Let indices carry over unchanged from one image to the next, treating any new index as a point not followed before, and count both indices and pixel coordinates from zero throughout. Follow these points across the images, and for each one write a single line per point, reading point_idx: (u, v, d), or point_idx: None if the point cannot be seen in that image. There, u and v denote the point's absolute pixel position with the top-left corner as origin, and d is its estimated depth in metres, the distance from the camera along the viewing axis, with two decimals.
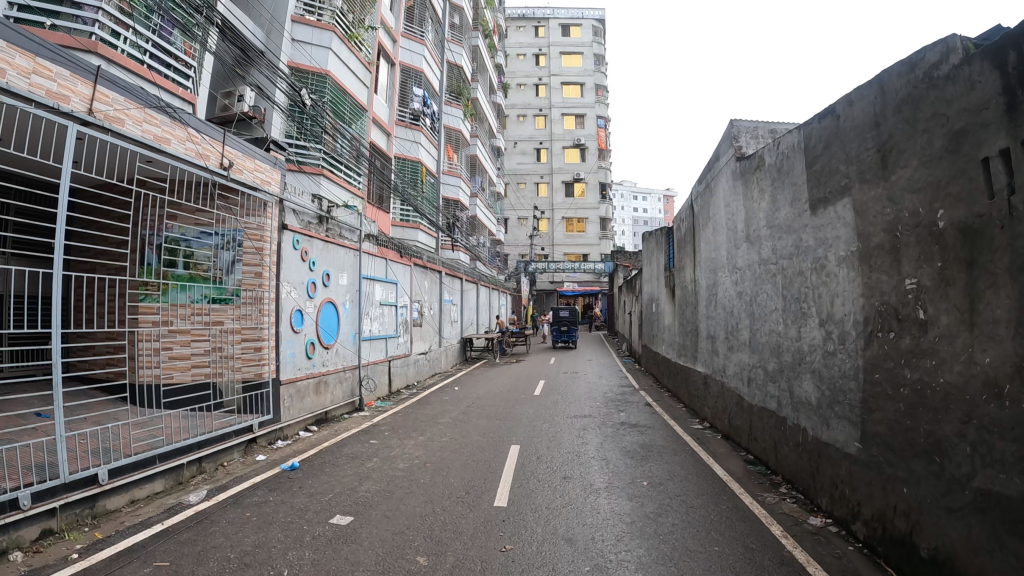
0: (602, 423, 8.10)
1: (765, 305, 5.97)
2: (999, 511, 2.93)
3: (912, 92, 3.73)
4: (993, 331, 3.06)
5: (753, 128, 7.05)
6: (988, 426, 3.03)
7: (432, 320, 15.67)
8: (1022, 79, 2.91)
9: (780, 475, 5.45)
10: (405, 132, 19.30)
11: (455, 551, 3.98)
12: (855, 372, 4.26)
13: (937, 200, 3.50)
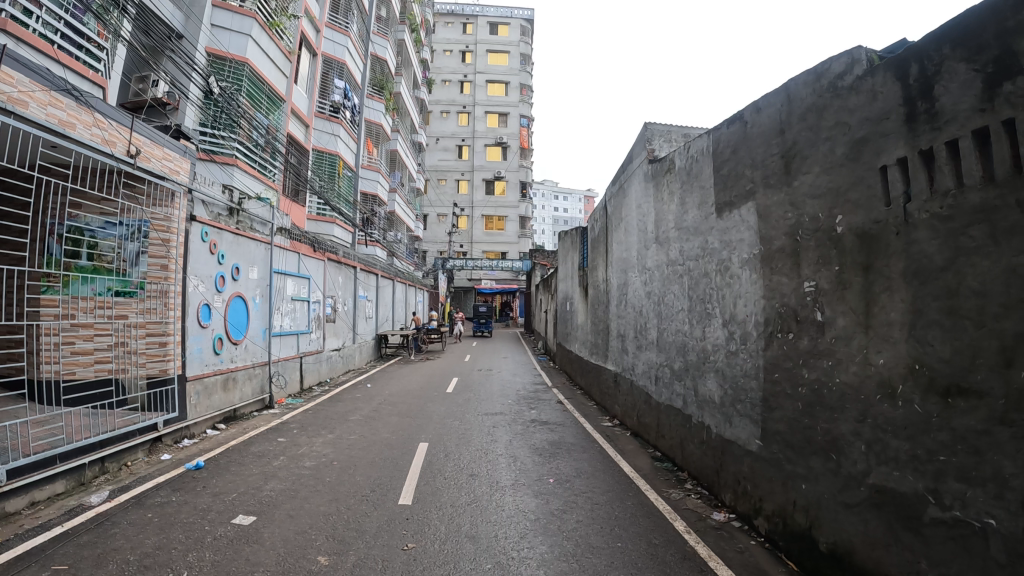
0: (512, 421, 8.11)
1: (672, 305, 6.10)
2: (894, 507, 3.06)
3: (816, 101, 3.87)
4: (888, 333, 3.20)
5: (666, 131, 7.20)
6: (882, 425, 3.17)
7: (346, 316, 15.38)
8: (923, 92, 3.05)
9: (685, 472, 5.58)
10: (324, 124, 18.90)
11: (357, 550, 3.90)
12: (756, 371, 4.39)
13: (837, 206, 3.64)
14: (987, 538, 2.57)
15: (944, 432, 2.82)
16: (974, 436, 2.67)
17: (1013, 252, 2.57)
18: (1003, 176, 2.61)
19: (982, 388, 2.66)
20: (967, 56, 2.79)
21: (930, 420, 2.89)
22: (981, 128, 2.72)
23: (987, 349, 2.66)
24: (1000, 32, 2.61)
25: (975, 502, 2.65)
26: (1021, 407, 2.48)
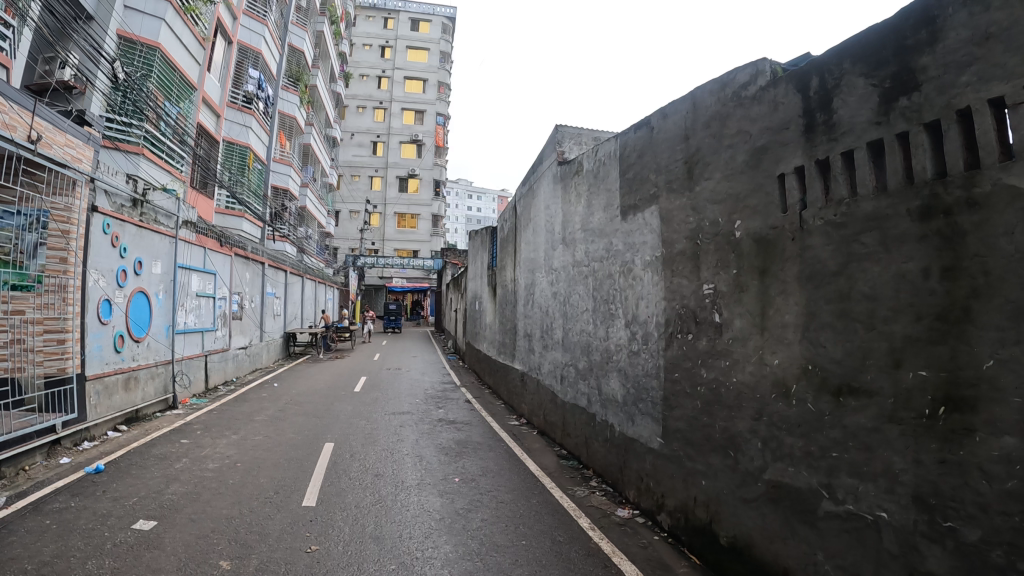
0: (419, 421, 8.06)
1: (578, 305, 6.18)
2: (790, 501, 3.19)
3: (718, 109, 4.00)
4: (782, 334, 3.34)
5: (577, 134, 7.28)
6: (777, 423, 3.30)
7: (253, 314, 14.96)
8: (822, 104, 3.18)
9: (590, 469, 5.67)
10: (235, 115, 18.34)
11: (260, 553, 3.80)
12: (657, 370, 4.51)
13: (736, 212, 3.77)
14: (880, 529, 2.71)
15: (836, 430, 2.95)
16: (865, 433, 2.81)
17: (902, 259, 2.71)
18: (895, 187, 2.76)
19: (872, 388, 2.80)
20: (865, 71, 2.93)
21: (823, 418, 3.03)
22: (876, 140, 2.87)
23: (876, 350, 2.80)
24: (898, 50, 2.76)
25: (867, 496, 2.78)
26: (909, 405, 2.63)
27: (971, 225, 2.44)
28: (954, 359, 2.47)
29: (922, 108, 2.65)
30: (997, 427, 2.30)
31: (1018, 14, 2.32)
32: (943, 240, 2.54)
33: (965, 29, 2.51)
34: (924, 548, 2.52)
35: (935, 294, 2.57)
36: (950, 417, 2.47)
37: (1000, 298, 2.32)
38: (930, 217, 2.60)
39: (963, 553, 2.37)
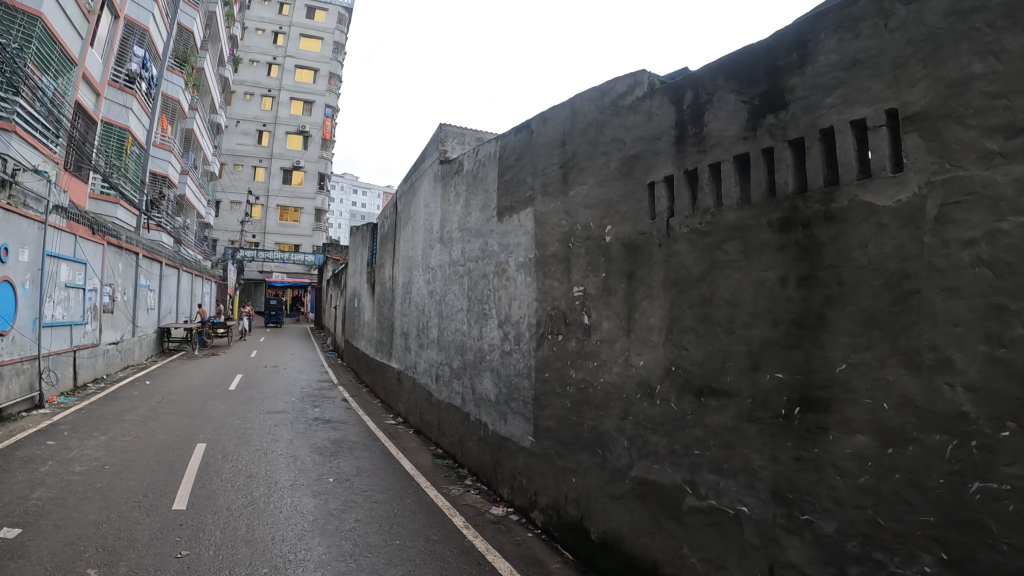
0: (293, 420, 7.87)
1: (452, 304, 6.19)
2: (656, 497, 3.30)
3: (595, 116, 4.07)
4: (647, 336, 3.46)
5: (460, 133, 7.20)
6: (643, 422, 3.42)
7: (125, 307, 14.20)
8: (693, 117, 3.30)
9: (465, 468, 5.70)
10: (117, 94, 17.38)
11: (128, 560, 3.62)
12: (528, 370, 4.57)
13: (607, 216, 3.88)
14: (741, 523, 2.84)
15: (698, 428, 3.08)
16: (725, 432, 2.95)
17: (762, 267, 2.85)
18: (758, 199, 2.90)
19: (731, 389, 2.94)
20: (737, 88, 3.05)
21: (685, 417, 3.15)
22: (743, 154, 3.01)
23: (736, 353, 2.94)
24: (769, 69, 2.88)
25: (728, 492, 2.91)
26: (766, 405, 2.78)
27: (828, 237, 2.60)
28: (808, 362, 2.64)
29: (788, 126, 2.80)
30: (850, 426, 2.47)
31: (885, 44, 2.47)
32: (801, 250, 2.70)
33: (833, 54, 2.64)
34: (783, 540, 2.66)
35: (791, 301, 2.72)
36: (805, 416, 2.62)
37: (853, 306, 2.50)
38: (790, 228, 2.76)
39: (820, 543, 2.53)
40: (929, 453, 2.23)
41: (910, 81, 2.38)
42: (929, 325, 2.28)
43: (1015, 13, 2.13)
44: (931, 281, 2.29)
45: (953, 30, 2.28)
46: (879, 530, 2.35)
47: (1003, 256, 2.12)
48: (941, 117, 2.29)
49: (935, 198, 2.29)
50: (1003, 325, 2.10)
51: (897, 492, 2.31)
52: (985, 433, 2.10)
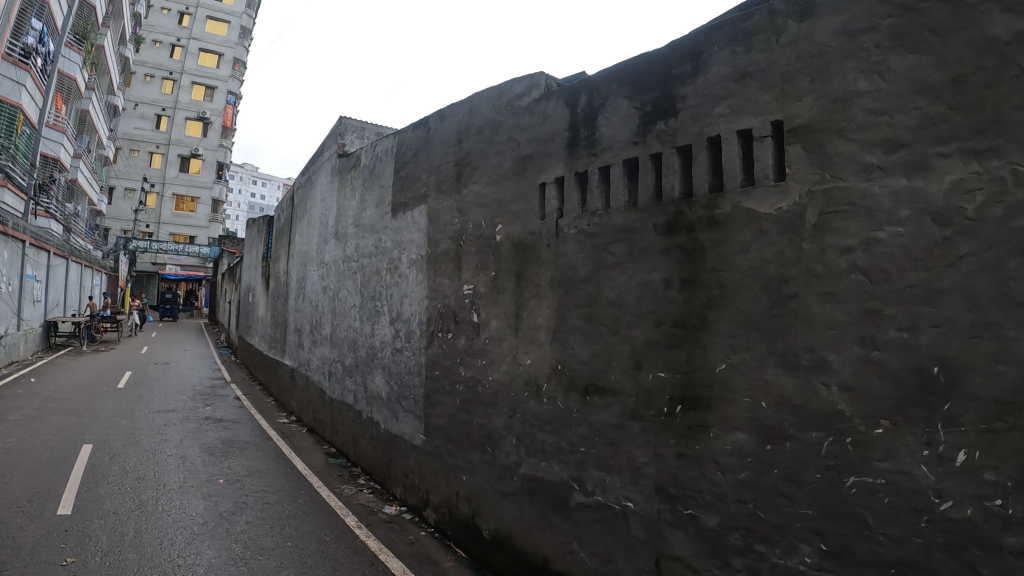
0: (182, 420, 7.59)
1: (345, 300, 6.06)
2: (544, 494, 3.32)
3: (491, 116, 4.01)
4: (534, 335, 3.50)
5: (359, 129, 7.09)
6: (530, 420, 3.45)
7: (8, 299, 13.37)
8: (587, 121, 3.33)
9: (358, 467, 5.62)
10: (8, 70, 16.37)
11: (8, 569, 3.41)
12: (419, 368, 4.53)
13: (498, 216, 3.90)
14: (627, 518, 2.89)
15: (584, 426, 3.13)
16: (610, 429, 3.00)
17: (646, 269, 2.92)
18: (644, 203, 2.97)
19: (615, 387, 3.00)
20: (630, 94, 3.08)
21: (572, 415, 3.20)
22: (632, 159, 3.07)
23: (620, 353, 3.00)
24: (663, 76, 2.92)
25: (614, 488, 2.96)
26: (649, 403, 2.84)
27: (710, 242, 2.68)
28: (690, 362, 2.71)
29: (677, 133, 2.87)
30: (730, 424, 2.55)
31: (775, 58, 2.56)
32: (684, 253, 2.77)
33: (725, 66, 2.71)
34: (668, 534, 2.72)
35: (674, 303, 2.80)
36: (687, 414, 2.70)
37: (734, 309, 2.58)
38: (673, 232, 2.83)
39: (703, 537, 2.59)
40: (806, 449, 2.33)
41: (797, 95, 2.48)
42: (806, 328, 2.37)
43: (902, 36, 2.25)
44: (808, 286, 2.38)
45: (842, 48, 2.38)
46: (759, 523, 2.43)
47: (877, 263, 2.23)
48: (824, 130, 2.39)
49: (815, 207, 2.39)
50: (876, 328, 2.21)
51: (776, 487, 2.39)
52: (859, 430, 2.22)
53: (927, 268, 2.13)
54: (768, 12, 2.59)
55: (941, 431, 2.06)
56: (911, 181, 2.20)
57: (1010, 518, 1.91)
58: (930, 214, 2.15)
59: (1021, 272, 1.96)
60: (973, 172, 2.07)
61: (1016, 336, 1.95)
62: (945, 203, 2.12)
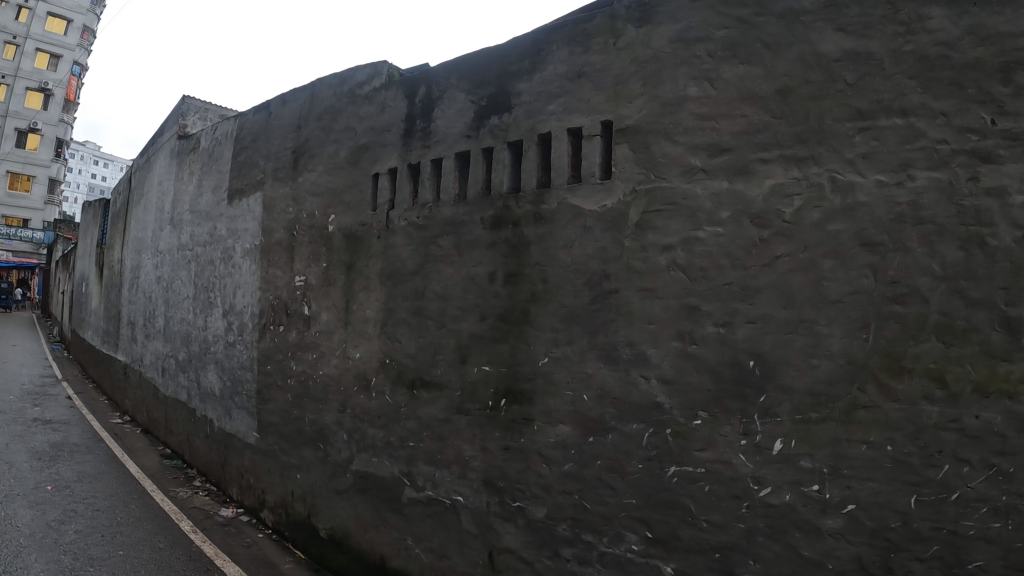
0: (7, 423, 6.98)
1: (179, 291, 5.66)
2: (376, 491, 3.23)
3: (330, 102, 3.78)
4: (363, 329, 3.39)
5: (202, 109, 6.87)
6: (359, 415, 3.36)
7: None
8: (422, 112, 3.23)
9: (194, 468, 5.33)
10: None
11: None
12: (251, 362, 4.29)
13: (330, 206, 3.72)
14: (457, 512, 2.85)
15: (412, 421, 3.08)
16: (436, 423, 2.97)
17: (472, 263, 2.90)
18: (474, 196, 2.94)
19: (442, 381, 2.97)
20: (467, 88, 3.02)
21: (400, 410, 3.14)
22: (463, 152, 3.02)
23: (446, 347, 2.97)
24: (500, 72, 2.88)
25: (443, 482, 2.92)
26: (474, 397, 2.84)
27: (535, 237, 2.70)
28: (513, 356, 2.72)
29: (509, 128, 2.85)
30: (553, 417, 2.57)
31: (611, 60, 2.57)
32: (509, 248, 2.77)
33: (562, 65, 2.70)
34: (498, 527, 2.69)
35: (498, 297, 2.80)
36: (511, 407, 2.70)
37: (556, 303, 2.61)
38: (500, 226, 2.82)
39: (532, 528, 2.58)
40: (627, 440, 2.38)
41: (629, 97, 2.51)
42: (625, 323, 2.43)
43: (735, 47, 2.35)
44: (629, 281, 2.44)
45: (676, 55, 2.43)
46: (585, 513, 2.45)
47: (696, 261, 2.32)
48: (651, 132, 2.45)
49: (637, 206, 2.45)
50: (694, 323, 2.30)
51: (599, 477, 2.43)
52: (678, 422, 2.30)
53: (745, 267, 2.24)
54: (608, 15, 2.60)
55: (757, 422, 2.19)
56: (732, 184, 2.30)
57: (828, 502, 2.09)
58: (749, 215, 2.27)
59: (834, 272, 2.13)
60: (793, 177, 2.22)
61: (829, 332, 2.12)
62: (764, 206, 2.24)
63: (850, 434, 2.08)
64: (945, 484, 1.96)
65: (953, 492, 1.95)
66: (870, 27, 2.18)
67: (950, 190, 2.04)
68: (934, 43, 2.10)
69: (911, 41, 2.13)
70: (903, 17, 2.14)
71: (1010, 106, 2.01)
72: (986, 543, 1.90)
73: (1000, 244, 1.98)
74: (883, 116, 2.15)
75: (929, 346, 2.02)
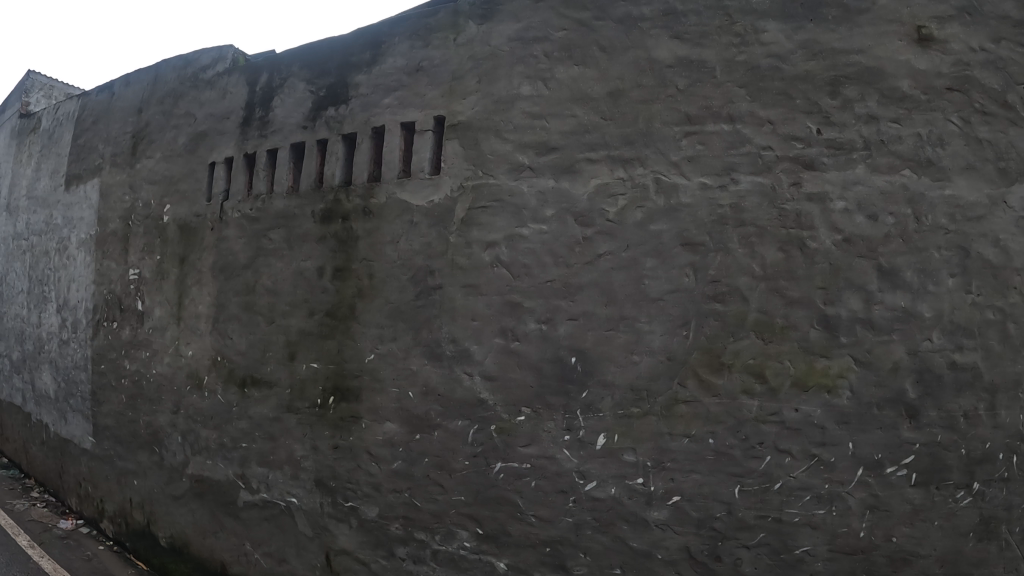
0: None
1: (14, 285, 5.29)
2: (214, 495, 3.17)
3: (174, 85, 3.65)
4: (195, 325, 3.29)
5: (47, 86, 6.83)
6: (193, 416, 3.26)
7: None
8: (262, 101, 3.18)
9: (32, 478, 5.04)
10: None
11: None
12: (85, 362, 4.04)
13: (166, 195, 3.57)
14: (293, 515, 2.85)
15: (244, 421, 3.02)
16: (267, 423, 2.93)
17: (301, 257, 2.87)
18: (306, 189, 2.90)
19: (271, 379, 2.92)
20: (308, 77, 3.00)
21: (232, 409, 3.07)
22: (299, 143, 2.99)
23: (275, 344, 2.93)
24: (341, 63, 2.88)
25: (277, 484, 2.89)
26: (303, 396, 2.81)
27: (363, 231, 2.68)
28: (340, 353, 2.71)
29: (344, 120, 2.83)
30: (380, 415, 2.58)
31: (450, 55, 2.59)
32: (338, 242, 2.75)
33: (401, 59, 2.70)
34: (333, 528, 2.72)
35: (326, 292, 2.77)
36: (338, 406, 2.69)
37: (382, 299, 2.60)
38: (329, 220, 2.79)
39: (366, 528, 2.63)
40: (453, 437, 2.43)
41: (463, 93, 2.52)
42: (448, 319, 2.45)
43: (571, 49, 2.40)
44: (452, 278, 2.45)
45: (514, 53, 2.46)
46: (416, 512, 2.51)
47: (520, 258, 2.36)
48: (482, 129, 2.46)
49: (464, 202, 2.45)
50: (517, 320, 2.35)
51: (427, 475, 2.48)
52: (502, 418, 2.36)
53: (566, 264, 2.31)
54: (451, 10, 2.61)
55: (579, 417, 2.27)
56: (558, 182, 2.35)
57: (652, 494, 2.21)
58: (573, 214, 2.32)
59: (655, 271, 2.23)
60: (618, 178, 2.29)
61: (649, 329, 2.22)
62: (588, 205, 2.30)
63: (672, 428, 2.19)
64: (767, 474, 2.14)
65: (776, 482, 2.14)
66: (706, 37, 2.27)
67: (771, 195, 2.18)
68: (767, 54, 2.23)
69: (745, 52, 2.24)
70: (739, 29, 2.26)
71: (835, 118, 2.18)
72: (811, 529, 2.12)
73: (820, 246, 2.15)
74: (711, 121, 2.25)
75: (748, 342, 2.16)
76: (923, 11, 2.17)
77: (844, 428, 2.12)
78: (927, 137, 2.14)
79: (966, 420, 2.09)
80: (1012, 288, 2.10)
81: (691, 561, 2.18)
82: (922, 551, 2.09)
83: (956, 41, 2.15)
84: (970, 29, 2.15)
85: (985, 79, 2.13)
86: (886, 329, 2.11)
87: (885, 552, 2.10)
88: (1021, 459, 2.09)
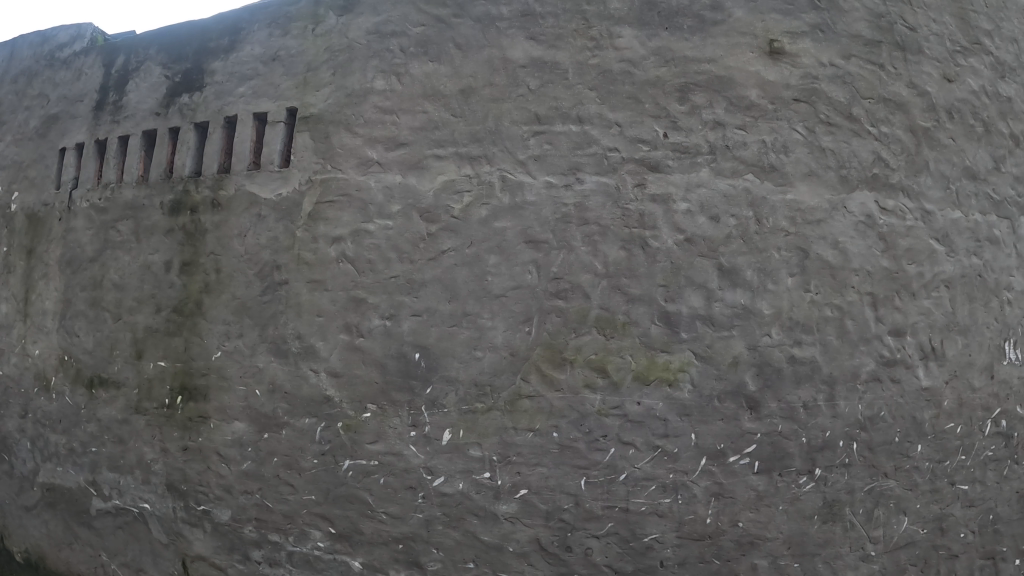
0: None
1: None
2: (65, 503, 3.01)
3: (28, 65, 3.47)
4: (41, 322, 3.11)
5: None
6: (40, 420, 3.09)
7: None
8: (116, 84, 3.06)
9: None
10: None
11: None
12: None
13: (14, 182, 3.37)
14: (146, 522, 2.73)
15: (92, 424, 2.88)
16: (116, 425, 2.80)
17: (149, 251, 2.76)
18: (156, 178, 2.80)
19: (118, 379, 2.80)
20: (164, 62, 2.90)
21: (79, 412, 2.93)
22: (150, 130, 2.89)
23: (122, 341, 2.81)
24: (198, 49, 2.81)
25: (128, 490, 2.77)
26: (150, 396, 2.71)
27: (212, 224, 2.61)
28: (187, 350, 2.62)
29: (198, 108, 2.75)
30: (229, 414, 2.52)
31: (307, 46, 2.55)
32: (186, 235, 2.66)
33: (258, 47, 2.65)
34: (186, 533, 2.63)
35: (173, 287, 2.68)
36: (187, 405, 2.61)
37: (228, 294, 2.54)
38: (178, 212, 2.70)
39: (219, 533, 2.55)
40: (301, 436, 2.40)
41: (316, 86, 2.49)
42: (294, 315, 2.41)
43: (428, 45, 2.41)
44: (299, 273, 2.42)
45: (370, 46, 2.45)
46: (268, 513, 2.46)
47: (365, 254, 2.35)
48: (333, 122, 2.43)
49: (312, 196, 2.42)
50: (360, 316, 2.34)
51: (277, 475, 2.44)
52: (348, 415, 2.34)
53: (410, 260, 2.32)
54: (313, 2, 2.58)
55: (425, 413, 2.28)
56: (405, 178, 2.36)
57: (500, 488, 2.24)
58: (418, 209, 2.33)
59: (498, 268, 2.27)
60: (465, 175, 2.31)
61: (492, 325, 2.26)
62: (434, 201, 2.32)
63: (516, 422, 2.23)
64: (612, 465, 2.21)
65: (621, 473, 2.21)
66: (562, 39, 2.33)
67: (615, 195, 2.25)
68: (619, 60, 2.31)
69: (598, 56, 2.31)
70: (594, 33, 2.32)
71: (681, 122, 2.28)
72: (658, 517, 2.21)
73: (660, 245, 2.24)
74: (560, 122, 2.30)
75: (590, 338, 2.23)
76: (777, 27, 2.31)
77: (685, 420, 2.21)
78: (772, 145, 2.27)
79: (806, 411, 2.22)
80: (849, 288, 2.26)
81: (541, 553, 2.23)
82: (769, 534, 2.22)
83: (807, 55, 2.30)
84: (821, 45, 2.31)
85: (830, 92, 2.30)
86: (726, 326, 2.22)
87: (732, 537, 2.21)
88: (859, 446, 2.25)
